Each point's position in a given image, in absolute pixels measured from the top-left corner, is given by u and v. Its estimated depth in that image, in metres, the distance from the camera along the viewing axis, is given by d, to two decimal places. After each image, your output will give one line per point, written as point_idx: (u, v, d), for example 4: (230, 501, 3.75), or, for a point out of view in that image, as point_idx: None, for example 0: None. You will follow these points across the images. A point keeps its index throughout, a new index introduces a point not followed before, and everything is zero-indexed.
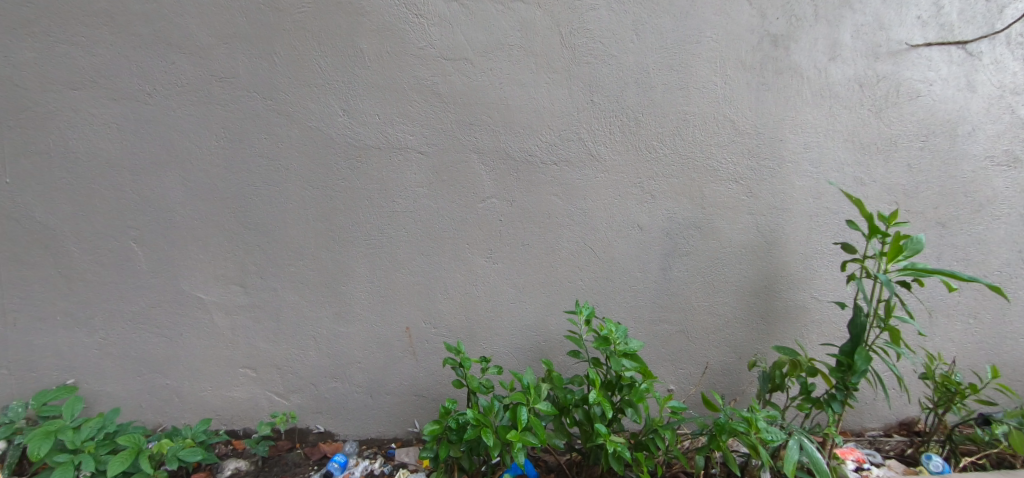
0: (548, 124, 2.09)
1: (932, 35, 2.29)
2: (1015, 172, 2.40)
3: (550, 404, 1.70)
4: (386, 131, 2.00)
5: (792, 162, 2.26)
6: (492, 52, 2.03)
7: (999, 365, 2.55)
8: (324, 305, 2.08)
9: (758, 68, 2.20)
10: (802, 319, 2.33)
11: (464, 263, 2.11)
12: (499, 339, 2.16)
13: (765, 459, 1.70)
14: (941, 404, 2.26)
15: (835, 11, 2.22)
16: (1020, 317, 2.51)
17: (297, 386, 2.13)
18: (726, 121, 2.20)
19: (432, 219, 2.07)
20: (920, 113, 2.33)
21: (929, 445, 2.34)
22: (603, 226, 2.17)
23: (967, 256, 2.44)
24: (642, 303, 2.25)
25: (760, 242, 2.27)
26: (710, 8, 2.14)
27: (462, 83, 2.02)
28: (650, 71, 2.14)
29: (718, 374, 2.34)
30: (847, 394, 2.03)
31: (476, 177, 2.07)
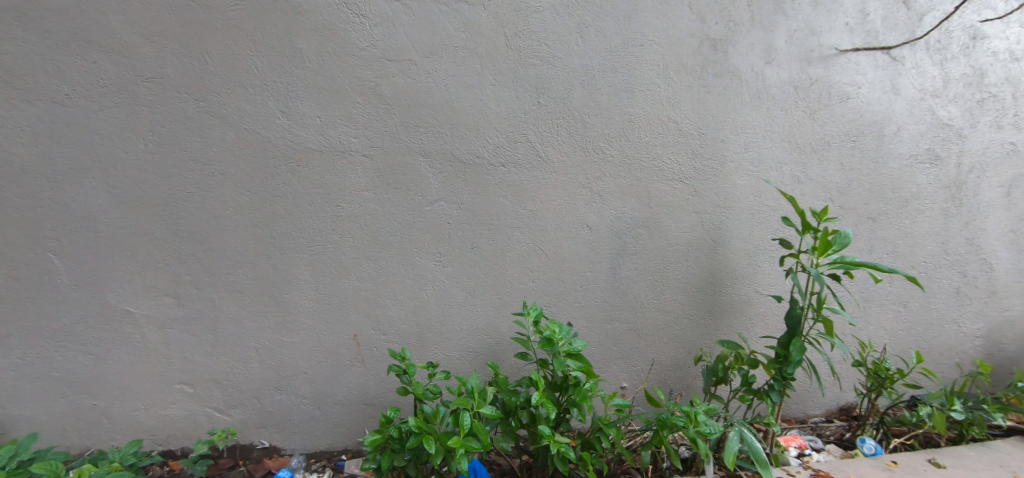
0: (495, 126, 2.08)
1: (859, 41, 2.43)
2: (935, 170, 2.60)
3: (493, 408, 1.68)
4: (328, 134, 1.94)
5: (732, 162, 2.34)
6: (436, 53, 2.01)
7: (924, 351, 2.72)
8: (265, 315, 1.99)
9: (699, 71, 2.26)
10: (746, 313, 2.43)
11: (413, 267, 2.07)
12: (450, 344, 2.13)
13: (702, 452, 1.75)
14: (873, 389, 2.39)
15: (769, 17, 2.32)
16: (941, 304, 2.70)
17: (238, 400, 2.03)
18: (670, 123, 2.26)
19: (379, 224, 2.02)
20: (850, 115, 2.47)
21: (865, 429, 2.46)
22: (552, 227, 2.18)
23: (894, 249, 2.59)
24: (592, 302, 2.27)
25: (705, 239, 2.34)
26: (652, 12, 2.19)
27: (407, 84, 1.99)
28: (595, 73, 2.17)
29: (667, 369, 2.39)
30: (784, 384, 2.11)
31: (422, 180, 2.04)
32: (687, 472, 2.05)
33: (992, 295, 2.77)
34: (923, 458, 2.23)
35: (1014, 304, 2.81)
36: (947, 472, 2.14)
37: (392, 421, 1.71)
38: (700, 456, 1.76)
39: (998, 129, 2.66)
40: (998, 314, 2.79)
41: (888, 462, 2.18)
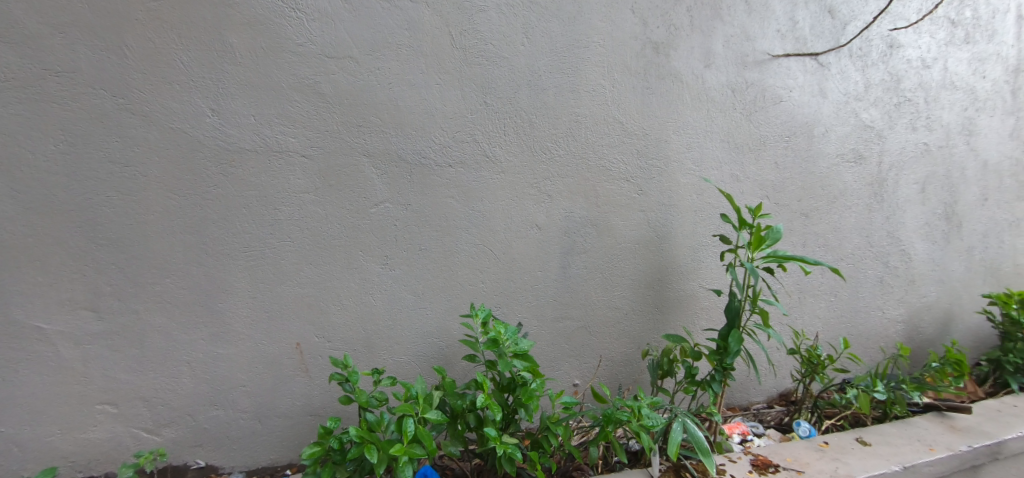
0: (441, 126, 2.05)
1: (789, 47, 2.57)
2: (860, 168, 2.78)
3: (438, 413, 1.66)
4: (264, 134, 1.85)
5: (676, 161, 2.41)
6: (377, 51, 1.95)
7: (853, 338, 2.89)
8: (198, 326, 1.87)
9: (642, 73, 2.32)
10: (691, 308, 2.50)
11: (358, 271, 2.01)
12: (399, 349, 2.08)
13: (645, 444, 1.79)
14: (807, 375, 2.52)
15: (708, 22, 2.40)
16: (867, 293, 2.88)
17: (169, 418, 1.89)
18: (615, 123, 2.30)
19: (322, 227, 1.95)
20: (783, 117, 2.59)
21: (801, 412, 2.58)
22: (501, 228, 2.17)
23: (824, 243, 2.74)
24: (543, 302, 2.27)
25: (651, 237, 2.40)
26: (595, 15, 2.23)
27: (347, 83, 1.93)
28: (541, 73, 2.18)
29: (617, 365, 2.42)
30: (725, 374, 2.19)
31: (366, 181, 1.98)
32: (637, 465, 2.10)
33: (911, 283, 2.99)
34: (852, 437, 2.36)
35: (929, 291, 3.05)
36: (872, 448, 2.27)
37: (332, 432, 1.66)
38: (644, 449, 1.80)
39: (912, 131, 2.89)
40: (916, 300, 3.02)
41: (820, 443, 2.30)
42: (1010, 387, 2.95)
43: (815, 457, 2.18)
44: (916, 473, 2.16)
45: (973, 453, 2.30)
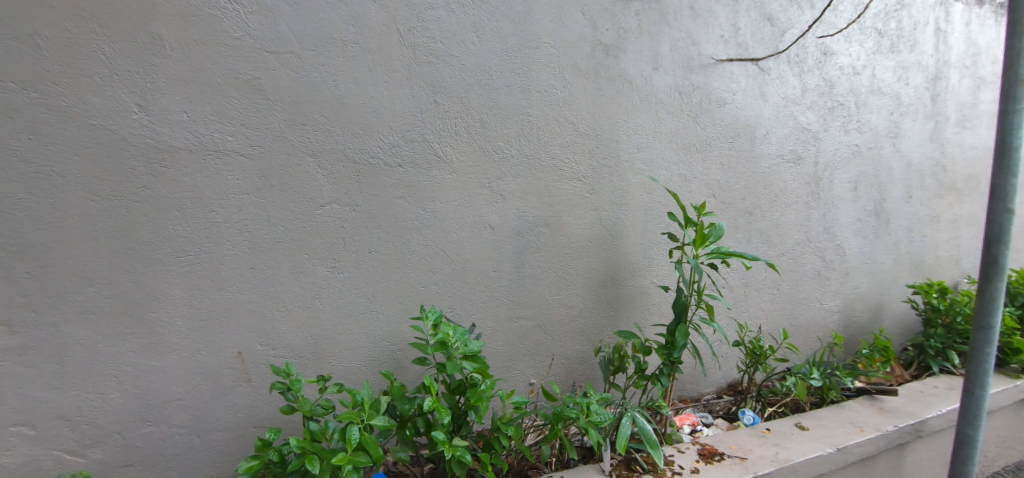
0: (389, 125, 2.00)
1: (732, 52, 2.68)
2: (798, 168, 2.91)
3: (384, 418, 1.62)
4: (197, 131, 1.74)
5: (626, 161, 2.46)
6: (321, 47, 1.89)
7: (794, 329, 3.01)
8: (127, 337, 1.70)
9: (592, 75, 2.36)
10: (643, 304, 2.56)
11: (304, 275, 1.91)
12: (348, 354, 2.00)
13: (592, 440, 1.81)
14: (751, 366, 2.67)
15: (654, 27, 2.48)
16: (806, 286, 3.02)
17: (95, 438, 1.70)
18: (566, 123, 2.32)
19: (264, 228, 1.84)
20: (727, 119, 2.69)
21: (747, 402, 2.68)
22: (453, 228, 2.13)
23: (767, 239, 2.85)
24: (497, 302, 2.24)
25: (603, 235, 2.43)
26: (546, 16, 2.24)
27: (289, 79, 1.85)
28: (492, 73, 2.17)
29: (571, 363, 2.43)
30: (672, 368, 2.24)
31: (312, 181, 1.90)
32: (589, 461, 2.12)
33: (845, 276, 3.15)
34: (791, 423, 2.46)
35: (861, 283, 3.23)
36: (809, 432, 2.38)
37: (272, 444, 1.59)
38: (591, 444, 1.82)
39: (845, 133, 3.06)
40: (850, 292, 3.19)
41: (762, 430, 2.39)
42: (931, 370, 3.13)
43: (756, 444, 2.26)
44: (849, 454, 2.27)
45: (898, 432, 2.44)
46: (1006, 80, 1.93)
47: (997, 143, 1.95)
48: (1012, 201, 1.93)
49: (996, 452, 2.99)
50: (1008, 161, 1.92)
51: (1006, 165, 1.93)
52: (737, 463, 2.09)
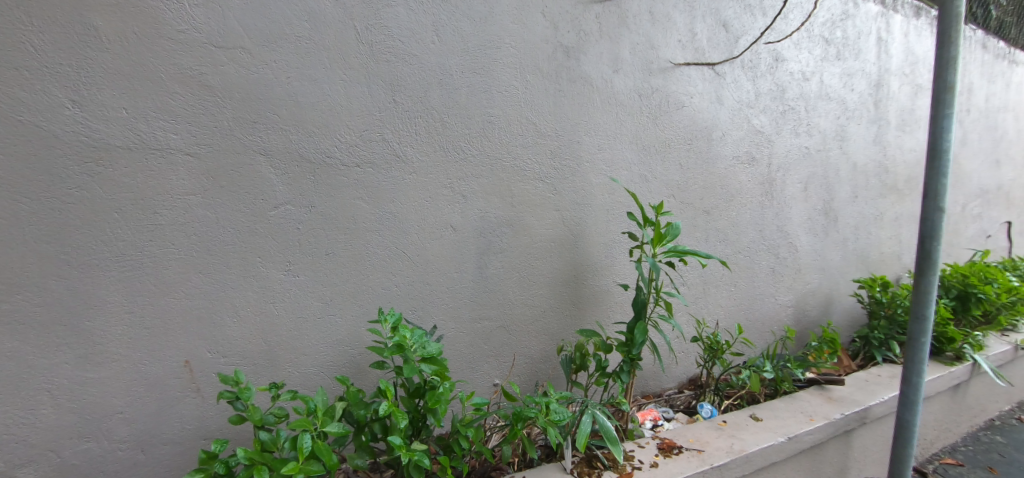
0: (347, 124, 1.95)
1: (689, 56, 2.75)
2: (753, 169, 3.00)
3: (339, 425, 1.57)
4: (138, 130, 1.65)
5: (587, 162, 2.48)
6: (273, 43, 1.82)
7: (750, 325, 3.10)
8: (62, 348, 1.58)
9: (554, 76, 2.37)
10: (605, 303, 2.59)
11: (257, 279, 1.83)
12: (306, 360, 1.93)
13: (551, 438, 1.81)
14: (708, 360, 2.77)
15: (614, 30, 2.52)
16: (761, 283, 3.11)
17: (26, 458, 1.56)
18: (528, 124, 2.32)
19: (212, 231, 1.75)
20: (685, 121, 2.75)
21: (706, 395, 2.75)
22: (415, 229, 2.10)
23: (724, 237, 2.93)
24: (460, 303, 2.21)
25: (566, 235, 2.44)
26: (507, 17, 2.24)
27: (239, 75, 1.77)
28: (453, 72, 2.14)
29: (535, 363, 2.42)
30: (632, 365, 2.27)
31: (264, 182, 1.82)
32: (552, 460, 2.13)
33: (798, 273, 3.27)
34: (746, 415, 2.53)
35: (812, 279, 3.35)
36: (763, 423, 2.45)
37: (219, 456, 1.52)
38: (551, 443, 1.82)
39: (796, 136, 3.18)
40: (802, 288, 3.31)
41: (719, 422, 2.44)
42: (875, 360, 3.28)
43: (713, 436, 2.31)
44: (800, 442, 2.35)
45: (845, 419, 2.54)
46: (936, 87, 2.08)
47: (929, 147, 2.09)
48: (943, 201, 2.06)
49: (934, 435, 3.17)
50: (940, 162, 2.06)
51: (938, 167, 2.07)
52: (695, 456, 2.13)
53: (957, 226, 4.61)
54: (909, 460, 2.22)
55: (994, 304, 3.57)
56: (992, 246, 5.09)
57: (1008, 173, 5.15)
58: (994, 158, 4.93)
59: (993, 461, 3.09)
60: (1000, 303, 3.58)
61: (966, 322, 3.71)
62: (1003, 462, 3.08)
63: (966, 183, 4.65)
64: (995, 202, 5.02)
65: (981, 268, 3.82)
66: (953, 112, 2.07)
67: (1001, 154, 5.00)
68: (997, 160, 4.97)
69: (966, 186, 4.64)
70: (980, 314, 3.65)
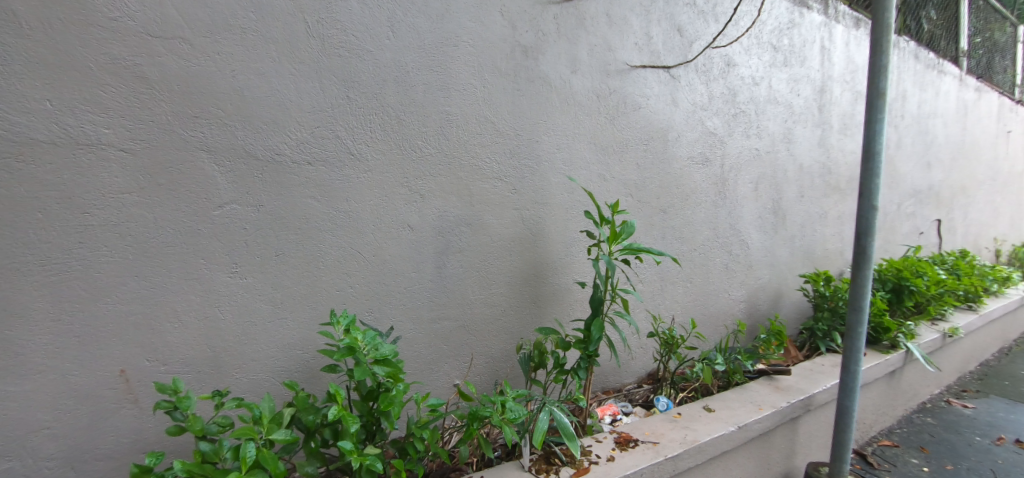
0: (297, 120, 1.88)
1: (645, 59, 2.80)
2: (706, 170, 3.08)
3: (286, 432, 1.51)
4: (65, 123, 1.53)
5: (546, 161, 2.48)
6: (217, 33, 1.74)
7: (705, 320, 3.18)
8: None
9: (512, 76, 2.36)
10: (565, 301, 2.61)
11: (200, 282, 1.74)
12: (255, 366, 1.84)
13: (507, 437, 1.80)
14: (664, 355, 2.83)
15: (572, 31, 2.54)
16: (714, 279, 3.20)
17: None
18: (487, 123, 2.30)
19: (150, 232, 1.66)
20: (642, 122, 2.80)
21: (662, 389, 2.81)
22: (370, 229, 2.04)
23: (679, 235, 2.99)
24: (418, 304, 2.17)
25: (526, 234, 2.44)
26: (464, 15, 2.22)
27: (179, 67, 1.68)
28: (409, 70, 2.10)
29: (494, 363, 2.40)
30: (589, 361, 2.32)
31: (208, 179, 1.74)
32: (511, 459, 2.14)
33: (748, 269, 3.38)
34: (699, 406, 2.60)
35: (762, 275, 3.47)
36: (715, 413, 2.51)
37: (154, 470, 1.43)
38: (506, 442, 1.81)
39: (746, 138, 3.28)
40: (752, 284, 3.41)
41: (674, 415, 2.50)
42: (819, 350, 3.42)
43: (668, 428, 2.36)
44: (749, 431, 2.43)
45: (791, 407, 2.64)
46: (870, 93, 2.20)
47: (864, 149, 2.22)
48: (876, 200, 2.20)
49: (872, 420, 3.34)
50: (873, 163, 2.19)
51: (872, 168, 2.21)
52: (649, 448, 2.16)
53: (893, 224, 4.88)
54: (848, 443, 2.35)
55: (925, 295, 3.79)
56: (924, 242, 5.41)
57: (938, 174, 5.49)
58: (926, 161, 5.24)
59: (925, 442, 3.29)
60: (930, 294, 3.81)
61: (900, 313, 3.94)
62: (934, 443, 3.27)
63: (901, 184, 4.92)
64: (926, 202, 5.34)
65: (914, 263, 4.06)
66: (884, 116, 2.20)
67: (932, 157, 5.33)
68: (928, 162, 5.29)
69: (900, 187, 4.92)
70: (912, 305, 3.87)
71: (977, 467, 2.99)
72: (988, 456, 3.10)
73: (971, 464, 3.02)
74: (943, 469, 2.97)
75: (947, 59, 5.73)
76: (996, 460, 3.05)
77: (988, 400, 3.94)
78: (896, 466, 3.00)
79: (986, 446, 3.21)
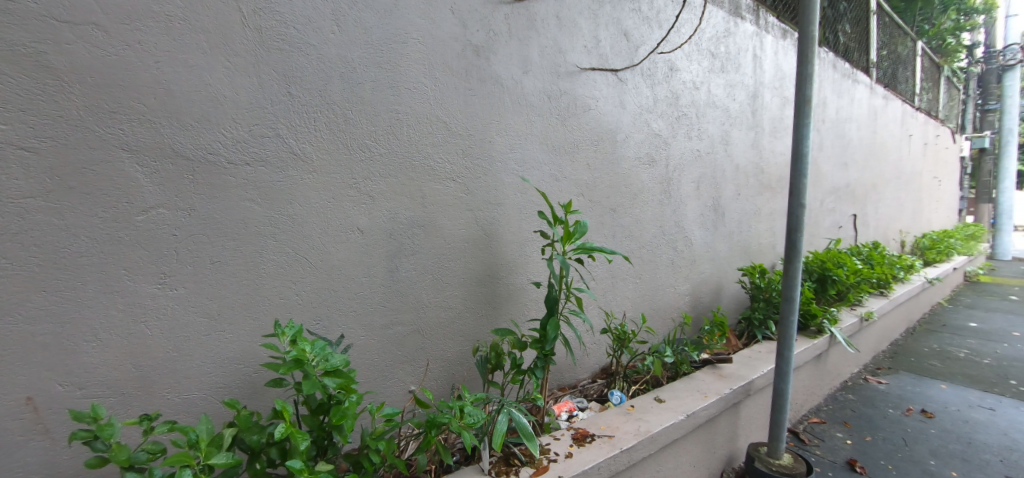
0: (233, 117, 1.76)
1: (594, 62, 2.81)
2: (653, 170, 3.13)
3: (226, 456, 1.39)
4: None
5: (499, 161, 2.43)
6: (136, 21, 1.59)
7: (655, 316, 3.23)
8: None
9: (464, 75, 2.30)
10: (519, 301, 2.57)
11: (122, 294, 1.59)
12: (189, 384, 1.70)
13: (467, 442, 1.75)
14: (617, 350, 2.84)
15: (523, 32, 2.51)
16: (663, 276, 3.25)
17: None
18: (438, 123, 2.23)
19: (59, 240, 1.49)
20: (592, 124, 2.81)
21: (616, 383, 2.82)
22: (316, 233, 1.93)
23: (630, 233, 3.02)
24: (369, 310, 2.08)
25: (479, 235, 2.39)
26: (413, 11, 2.14)
27: (92, 57, 1.53)
28: (355, 66, 2.01)
29: (450, 368, 2.33)
30: (546, 360, 2.29)
31: (128, 181, 1.59)
32: (471, 463, 2.09)
33: (693, 263, 3.46)
34: (651, 397, 2.62)
35: (706, 269, 3.56)
36: (665, 403, 2.54)
37: None
38: (466, 447, 1.76)
39: (689, 140, 3.36)
40: (697, 277, 3.50)
41: (628, 407, 2.51)
42: (756, 338, 3.55)
43: (623, 420, 2.36)
44: (698, 418, 2.47)
45: (733, 393, 2.71)
46: (796, 100, 2.30)
47: (793, 152, 2.31)
48: (804, 198, 2.30)
49: (804, 399, 3.49)
50: (801, 166, 2.29)
51: (800, 170, 2.30)
52: (606, 442, 2.16)
53: (817, 218, 5.15)
54: (783, 424, 2.44)
55: (846, 283, 4.00)
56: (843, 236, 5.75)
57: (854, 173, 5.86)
58: (844, 161, 5.58)
59: (848, 416, 3.47)
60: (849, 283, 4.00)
61: (824, 301, 4.13)
62: (855, 416, 3.47)
63: (824, 182, 5.21)
64: (845, 198, 5.69)
65: (835, 254, 4.27)
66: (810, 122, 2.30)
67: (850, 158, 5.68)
68: (846, 162, 5.64)
69: (823, 185, 5.20)
70: (835, 293, 4.08)
71: (891, 436, 3.19)
72: (899, 426, 3.31)
73: (886, 433, 3.22)
74: (862, 440, 3.15)
75: (862, 70, 6.16)
76: (905, 429, 3.27)
77: (897, 375, 4.23)
78: (824, 440, 3.15)
79: (898, 417, 3.44)
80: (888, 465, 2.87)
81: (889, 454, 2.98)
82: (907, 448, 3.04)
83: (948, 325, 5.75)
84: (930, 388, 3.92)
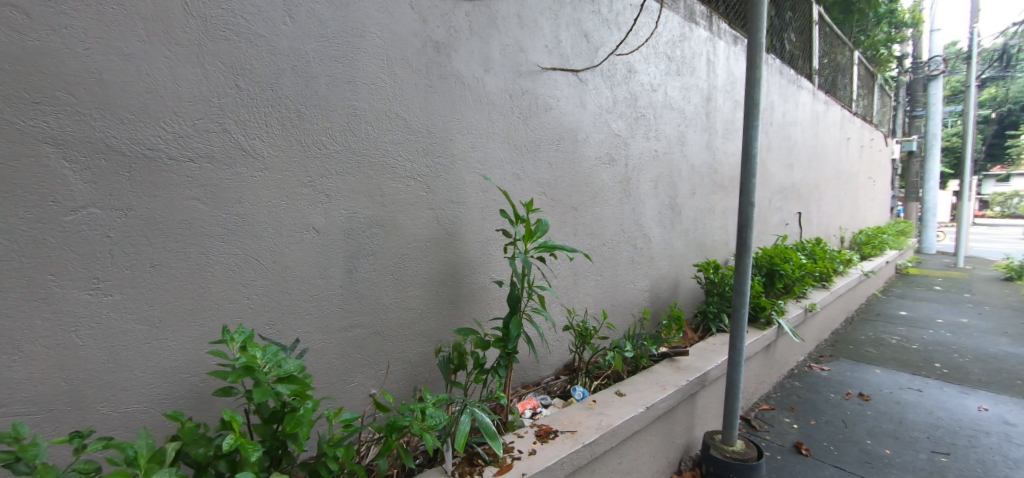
0: (175, 111, 1.66)
1: (554, 61, 2.80)
2: (613, 169, 3.16)
3: (168, 472, 1.31)
4: None
5: (460, 160, 2.40)
6: (64, 5, 1.48)
7: (616, 312, 3.27)
8: None
9: (424, 71, 2.25)
10: (481, 300, 2.54)
11: (49, 301, 1.47)
12: (129, 395, 1.60)
13: (428, 444, 1.71)
14: (579, 346, 2.86)
15: (484, 30, 2.47)
16: (623, 273, 3.29)
17: None
18: (398, 120, 2.17)
19: None
20: (553, 123, 2.80)
21: (579, 378, 2.84)
22: (269, 233, 1.85)
23: (591, 231, 3.04)
24: (327, 313, 2.01)
25: (441, 234, 2.34)
26: (370, 4, 2.08)
27: (12, 43, 1.41)
28: (309, 60, 1.93)
29: (411, 371, 2.28)
30: (508, 358, 2.29)
31: (56, 179, 1.48)
32: (433, 465, 2.05)
33: (651, 260, 3.51)
34: (612, 391, 2.65)
35: (664, 265, 3.62)
36: (626, 397, 2.57)
37: None
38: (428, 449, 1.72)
39: (647, 140, 3.41)
40: (655, 273, 3.56)
41: (590, 402, 2.52)
42: (710, 331, 3.64)
43: (585, 415, 2.37)
44: (657, 410, 2.51)
45: (690, 384, 2.76)
46: (746, 103, 2.36)
47: (743, 153, 2.36)
48: (753, 197, 2.36)
49: (755, 387, 3.61)
50: (750, 168, 2.34)
51: (749, 170, 2.36)
52: (568, 437, 2.16)
53: (766, 216, 5.34)
54: (734, 413, 2.50)
55: (792, 277, 4.15)
56: (790, 233, 5.98)
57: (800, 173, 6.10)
58: (790, 162, 5.81)
59: (795, 402, 3.61)
60: (796, 277, 4.16)
61: (773, 294, 4.28)
62: (801, 402, 3.60)
63: (772, 181, 5.41)
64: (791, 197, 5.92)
65: (782, 250, 4.45)
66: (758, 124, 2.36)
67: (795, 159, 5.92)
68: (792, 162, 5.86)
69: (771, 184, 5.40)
70: (783, 286, 4.23)
71: (834, 419, 3.33)
72: (840, 409, 3.47)
73: (829, 416, 3.36)
74: (808, 424, 3.27)
75: (806, 76, 6.43)
76: (846, 412, 3.43)
77: (839, 362, 4.42)
78: (773, 426, 3.26)
79: (840, 401, 3.60)
80: (831, 446, 2.99)
81: (832, 436, 3.11)
82: (846, 430, 3.18)
83: (883, 314, 6.10)
84: (867, 373, 4.12)
